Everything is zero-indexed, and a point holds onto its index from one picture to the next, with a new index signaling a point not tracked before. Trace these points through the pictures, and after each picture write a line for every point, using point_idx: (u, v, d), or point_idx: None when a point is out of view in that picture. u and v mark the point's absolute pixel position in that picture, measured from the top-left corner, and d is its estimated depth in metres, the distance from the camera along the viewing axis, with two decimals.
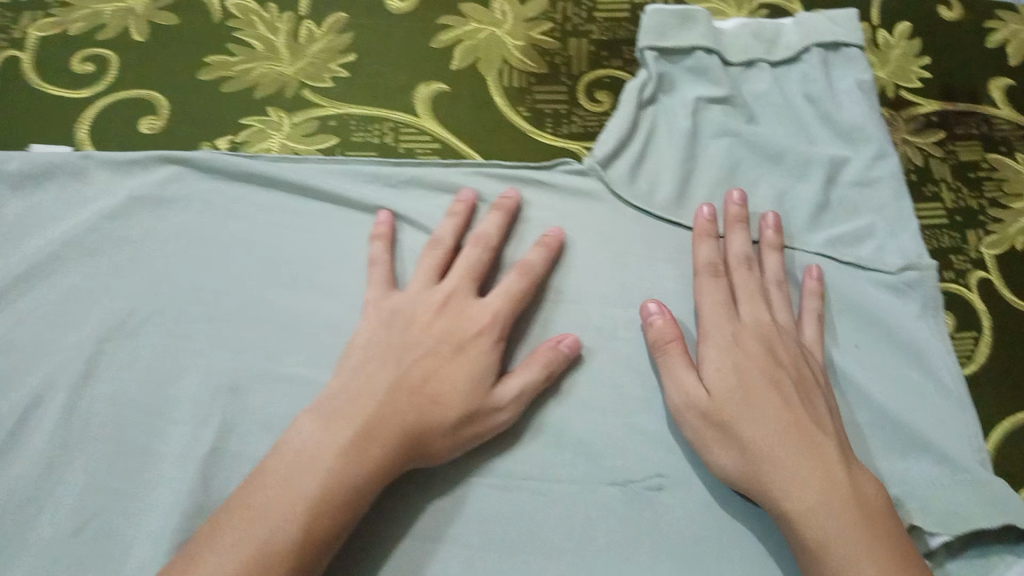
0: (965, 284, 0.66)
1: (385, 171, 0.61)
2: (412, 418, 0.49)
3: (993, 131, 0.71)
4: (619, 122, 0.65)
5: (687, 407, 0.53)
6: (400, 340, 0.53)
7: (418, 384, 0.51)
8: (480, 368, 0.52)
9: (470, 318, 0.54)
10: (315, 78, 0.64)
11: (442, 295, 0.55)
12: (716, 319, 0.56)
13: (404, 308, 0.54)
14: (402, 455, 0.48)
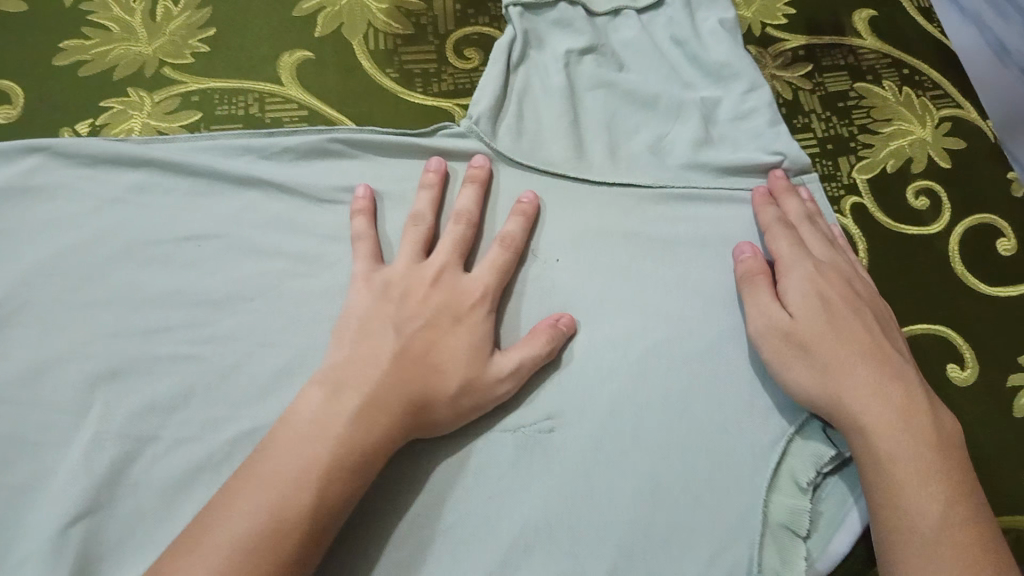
0: (839, 211, 0.68)
1: (257, 144, 0.59)
2: (414, 385, 0.49)
3: (858, 61, 0.74)
4: (494, 77, 0.65)
5: (768, 336, 0.55)
6: (397, 312, 0.52)
7: (425, 354, 0.51)
8: (483, 335, 0.53)
9: (466, 286, 0.54)
10: (175, 56, 0.64)
11: (434, 269, 0.55)
12: (792, 254, 0.58)
13: (397, 280, 0.54)
14: (411, 428, 0.49)
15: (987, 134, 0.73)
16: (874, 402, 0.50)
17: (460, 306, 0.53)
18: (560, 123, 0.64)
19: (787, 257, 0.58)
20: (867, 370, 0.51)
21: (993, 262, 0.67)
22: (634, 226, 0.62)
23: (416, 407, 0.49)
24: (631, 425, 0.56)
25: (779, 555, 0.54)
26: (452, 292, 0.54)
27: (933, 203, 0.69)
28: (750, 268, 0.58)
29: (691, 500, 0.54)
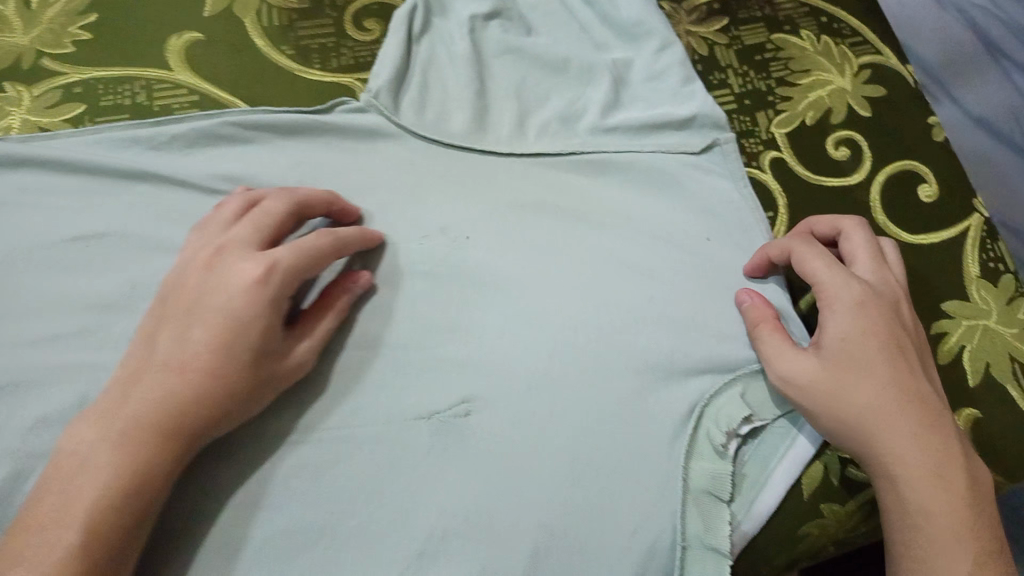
0: (759, 166, 0.66)
1: (144, 133, 0.58)
2: (176, 399, 0.44)
3: (775, 12, 0.73)
4: (395, 49, 0.63)
5: (793, 380, 0.51)
6: (167, 317, 0.48)
7: (190, 360, 0.45)
8: (259, 317, 0.47)
9: (237, 270, 0.48)
10: (55, 44, 0.61)
11: (217, 247, 0.49)
12: (833, 279, 0.52)
13: (180, 274, 0.49)
14: (190, 439, 0.45)
15: (907, 80, 0.72)
16: (909, 464, 0.47)
17: (229, 296, 0.47)
18: (466, 92, 0.63)
19: (823, 283, 0.53)
20: (905, 420, 0.48)
21: (913, 209, 0.66)
22: (546, 194, 0.60)
23: (182, 418, 0.44)
24: (551, 400, 0.53)
25: (702, 521, 0.53)
26: (223, 281, 0.47)
27: (853, 152, 0.68)
28: (756, 313, 0.56)
29: (614, 473, 0.52)
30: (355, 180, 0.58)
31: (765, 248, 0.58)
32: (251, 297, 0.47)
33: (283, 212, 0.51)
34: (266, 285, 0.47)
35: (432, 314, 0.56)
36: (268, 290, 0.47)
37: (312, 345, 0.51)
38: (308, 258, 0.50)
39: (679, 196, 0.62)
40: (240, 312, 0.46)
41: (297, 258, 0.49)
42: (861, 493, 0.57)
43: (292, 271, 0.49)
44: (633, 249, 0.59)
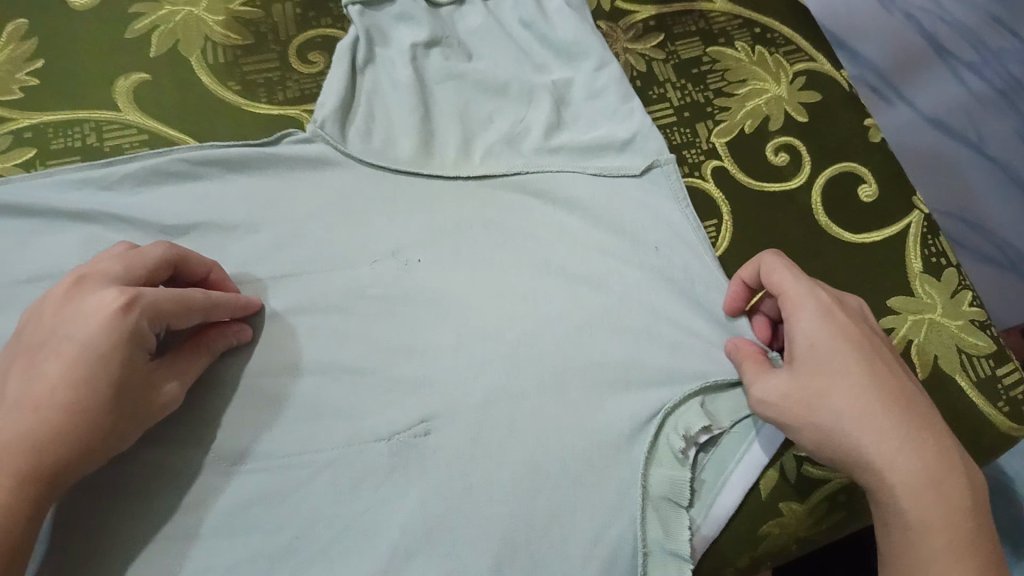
0: (701, 176, 0.68)
1: (94, 174, 0.58)
2: (33, 440, 0.43)
3: (710, 26, 0.75)
4: (338, 79, 0.64)
5: (772, 399, 0.51)
6: (23, 352, 0.46)
7: (43, 397, 0.44)
8: (116, 355, 0.45)
9: (94, 305, 0.45)
10: (3, 92, 0.62)
11: (75, 279, 0.47)
12: (797, 290, 0.53)
13: (38, 308, 0.47)
14: (46, 482, 0.43)
15: (841, 84, 0.74)
16: (892, 460, 0.47)
17: (86, 334, 0.44)
18: (410, 118, 0.64)
19: (788, 298, 0.53)
20: (884, 419, 0.48)
21: (855, 209, 0.68)
22: (493, 214, 0.62)
23: (42, 458, 0.43)
24: (507, 414, 0.54)
25: (662, 526, 0.54)
26: (79, 317, 0.45)
27: (794, 158, 0.70)
28: (744, 350, 0.55)
29: (572, 482, 0.53)
30: (305, 209, 0.60)
31: (739, 274, 0.58)
32: (109, 336, 0.44)
33: (160, 259, 0.49)
34: (126, 323, 0.45)
35: (386, 336, 0.56)
36: (128, 328, 0.45)
37: (182, 382, 0.49)
38: (177, 300, 0.47)
39: (626, 208, 0.64)
40: (95, 351, 0.44)
41: (164, 298, 0.46)
42: (818, 489, 0.58)
43: (155, 310, 0.46)
44: (582, 263, 0.61)
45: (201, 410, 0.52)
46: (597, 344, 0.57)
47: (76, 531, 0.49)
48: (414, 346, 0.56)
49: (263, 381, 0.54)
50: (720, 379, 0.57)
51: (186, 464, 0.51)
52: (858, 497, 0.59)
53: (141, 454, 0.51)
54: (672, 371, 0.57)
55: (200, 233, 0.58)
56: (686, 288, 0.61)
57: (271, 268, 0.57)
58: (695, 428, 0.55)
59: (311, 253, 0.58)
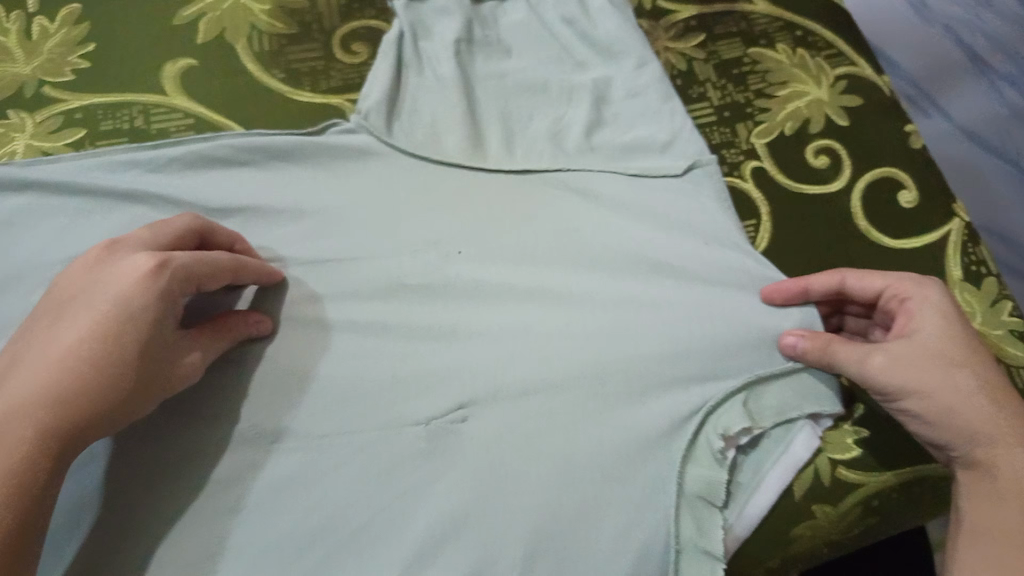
0: (740, 176, 0.68)
1: (141, 156, 0.59)
2: (58, 391, 0.42)
3: (751, 27, 0.75)
4: (384, 73, 0.65)
5: (899, 358, 0.53)
6: (48, 313, 0.45)
7: (70, 348, 0.43)
8: (147, 311, 0.44)
9: (127, 266, 0.45)
10: (55, 73, 0.64)
11: (103, 246, 0.47)
12: (912, 278, 0.57)
13: (65, 274, 0.47)
14: (66, 431, 0.42)
15: (882, 88, 0.74)
16: (1009, 436, 0.51)
17: (119, 290, 0.44)
18: (452, 111, 0.64)
19: (903, 284, 0.57)
20: (1008, 395, 0.52)
21: (894, 215, 0.68)
22: (534, 208, 0.62)
23: (64, 406, 0.42)
24: (543, 405, 0.54)
25: (695, 525, 0.54)
26: (113, 276, 0.45)
27: (834, 161, 0.70)
28: (813, 337, 0.56)
29: (606, 473, 0.53)
30: (348, 197, 0.60)
31: (806, 278, 0.59)
32: (143, 292, 0.44)
33: (185, 230, 0.49)
34: (158, 282, 0.45)
35: (425, 322, 0.57)
36: (159, 287, 0.45)
37: (204, 350, 0.49)
38: (203, 267, 0.48)
39: (669, 202, 0.63)
40: (126, 306, 0.44)
41: (189, 262, 0.47)
42: (852, 493, 0.58)
43: (184, 272, 0.47)
44: (621, 260, 0.61)
45: (242, 389, 0.53)
46: (635, 338, 0.57)
47: (120, 504, 0.49)
48: (452, 334, 0.57)
49: (303, 363, 0.55)
50: (760, 379, 0.57)
51: (230, 440, 0.52)
52: (892, 504, 0.58)
53: (182, 431, 0.52)
54: (709, 367, 0.57)
55: (246, 216, 0.59)
56: (723, 280, 0.60)
57: (315, 254, 0.58)
58: (734, 429, 0.55)
59: (354, 241, 0.59)
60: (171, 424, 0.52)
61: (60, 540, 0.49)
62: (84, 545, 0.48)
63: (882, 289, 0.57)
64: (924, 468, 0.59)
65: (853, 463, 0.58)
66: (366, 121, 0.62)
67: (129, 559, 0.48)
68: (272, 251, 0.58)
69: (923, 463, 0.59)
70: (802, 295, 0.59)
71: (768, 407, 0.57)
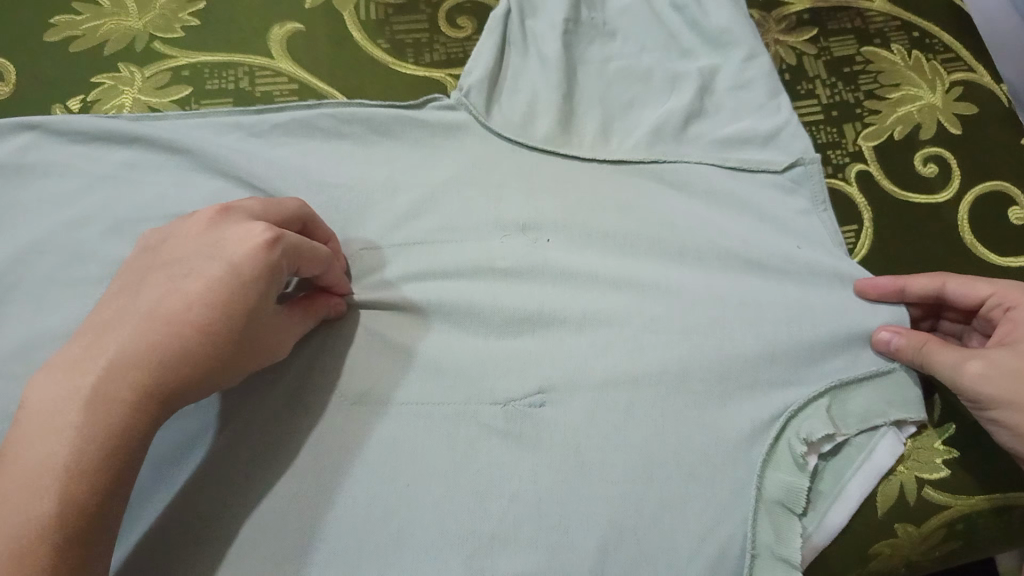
0: (844, 178, 0.66)
1: (247, 119, 0.60)
2: (157, 354, 0.41)
3: (866, 25, 0.73)
4: (488, 50, 0.64)
5: (991, 369, 0.51)
6: (156, 270, 0.44)
7: (176, 313, 0.42)
8: (255, 285, 0.43)
9: (241, 234, 0.44)
10: (166, 30, 0.64)
11: (217, 211, 0.46)
12: (1016, 288, 0.55)
13: (174, 233, 0.46)
14: (163, 401, 0.41)
15: (1000, 99, 0.70)
16: None
17: (231, 259, 0.43)
18: (554, 94, 0.63)
19: (1008, 292, 0.55)
20: None
21: (1002, 231, 0.65)
22: (631, 198, 0.60)
23: (167, 376, 0.41)
24: (627, 397, 0.53)
25: (774, 531, 0.52)
26: (226, 244, 0.44)
27: (942, 169, 0.67)
28: (913, 334, 0.55)
29: (687, 473, 0.52)
30: (442, 171, 0.59)
31: (903, 278, 0.57)
32: (253, 265, 0.43)
33: (299, 213, 0.48)
34: (271, 256, 0.43)
35: (513, 306, 0.56)
36: (270, 261, 0.43)
37: (293, 335, 0.48)
38: (308, 247, 0.47)
39: (771, 199, 0.61)
40: (235, 276, 0.42)
41: (302, 244, 0.46)
42: (937, 514, 0.56)
43: (295, 248, 0.45)
44: (715, 255, 0.59)
45: (329, 354, 0.54)
46: (726, 337, 0.56)
47: (204, 455, 0.50)
48: (537, 318, 0.56)
49: (390, 333, 0.55)
50: (852, 385, 0.56)
51: (313, 403, 0.52)
52: (979, 529, 0.56)
53: (268, 394, 0.52)
54: (798, 375, 0.56)
55: (339, 183, 0.58)
56: (819, 280, 0.59)
57: (404, 225, 0.58)
58: (817, 435, 0.53)
59: (445, 216, 0.58)
60: (261, 386, 0.52)
61: (149, 486, 0.50)
62: (172, 496, 0.50)
63: (987, 296, 0.55)
64: (1016, 496, 0.56)
65: (940, 484, 0.56)
66: (467, 97, 0.62)
67: (210, 511, 0.49)
68: (366, 219, 0.57)
69: (1013, 491, 0.56)
70: (896, 294, 0.57)
71: (858, 415, 0.55)
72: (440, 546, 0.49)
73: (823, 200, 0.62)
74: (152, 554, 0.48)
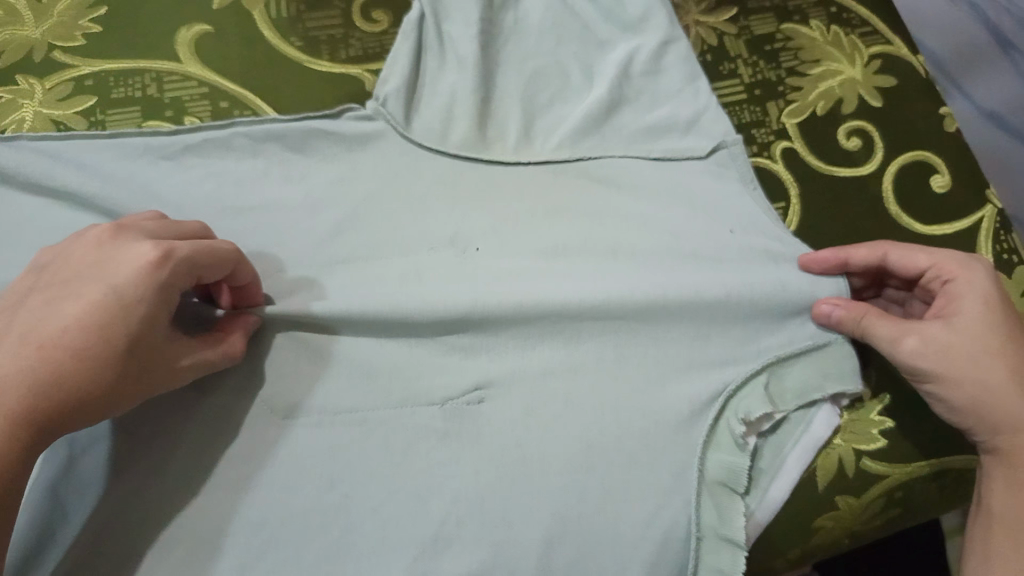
0: (769, 157, 0.66)
1: (157, 141, 0.57)
2: (31, 381, 0.39)
3: (785, 2, 0.73)
4: (404, 55, 0.62)
5: (928, 347, 0.52)
6: (38, 292, 0.43)
7: (53, 336, 0.41)
8: (141, 306, 0.42)
9: (129, 253, 0.42)
10: (65, 38, 0.62)
11: (106, 230, 0.44)
12: (956, 258, 0.55)
13: (60, 253, 0.44)
14: (41, 427, 0.40)
15: (918, 69, 0.71)
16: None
17: (116, 279, 0.42)
18: (473, 99, 0.61)
19: (947, 264, 0.55)
20: None
21: (927, 200, 0.65)
22: (559, 199, 0.59)
23: (43, 402, 0.40)
24: (563, 390, 0.53)
25: (717, 513, 0.51)
26: (113, 263, 0.42)
27: (866, 142, 0.67)
28: (852, 306, 0.55)
29: (626, 461, 0.52)
30: (364, 170, 0.58)
31: (846, 250, 0.57)
32: (138, 284, 0.41)
33: (201, 235, 0.48)
34: (159, 275, 0.42)
35: (440, 301, 0.53)
36: (159, 280, 0.42)
37: (195, 355, 0.46)
38: (208, 255, 0.45)
39: (698, 184, 0.61)
40: (119, 296, 0.41)
41: (199, 255, 0.44)
42: (876, 483, 0.56)
43: (189, 265, 0.43)
44: (646, 240, 0.58)
45: (254, 361, 0.52)
46: (660, 323, 0.55)
47: (128, 473, 0.48)
48: (472, 316, 0.53)
49: (322, 339, 0.53)
50: (789, 360, 0.56)
51: (243, 420, 0.50)
52: (918, 495, 0.57)
53: (196, 413, 0.50)
54: (732, 356, 0.56)
55: (257, 191, 0.57)
56: (751, 257, 0.58)
57: (327, 225, 0.56)
58: (756, 413, 0.53)
59: (369, 214, 0.57)
60: (184, 402, 0.50)
61: (70, 513, 0.48)
62: (93, 521, 0.47)
63: (927, 267, 0.55)
64: (951, 459, 0.57)
65: (878, 454, 0.57)
66: (384, 106, 0.59)
67: (140, 531, 0.47)
68: (289, 227, 0.56)
69: (949, 455, 0.57)
70: (840, 267, 0.57)
71: (800, 391, 0.55)
72: (382, 552, 0.48)
73: (751, 183, 0.62)
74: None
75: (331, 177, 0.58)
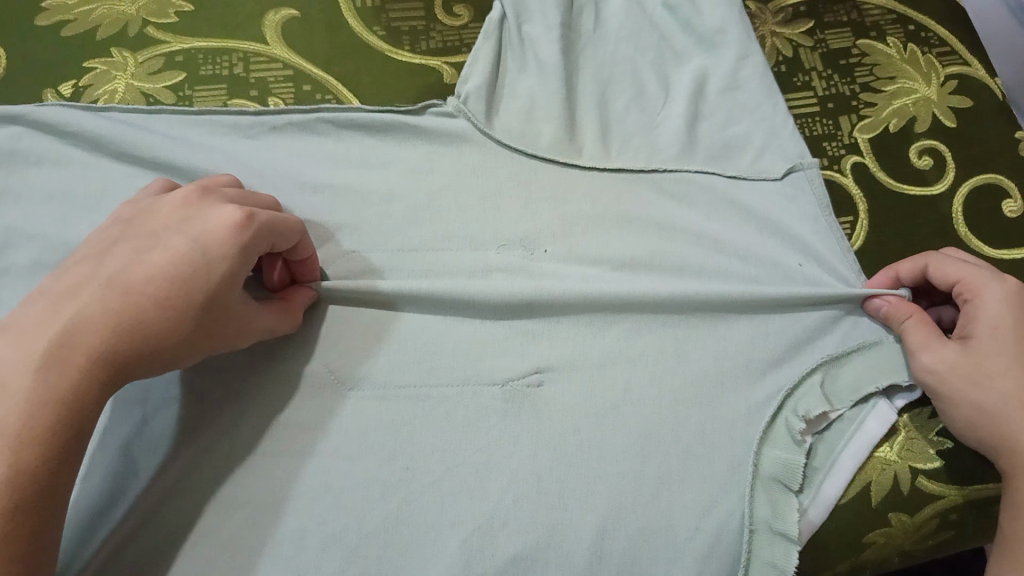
0: (839, 170, 0.66)
1: (244, 121, 0.58)
2: (114, 324, 0.41)
3: (862, 18, 0.73)
4: (486, 53, 0.64)
5: (936, 364, 0.51)
6: (126, 240, 0.44)
7: (138, 282, 0.42)
8: (222, 265, 0.43)
9: (214, 215, 0.45)
10: (158, 15, 0.64)
11: (192, 191, 0.46)
12: (982, 274, 0.53)
13: (146, 208, 0.46)
14: (122, 368, 0.41)
15: (995, 93, 0.70)
16: None
17: (200, 238, 0.44)
18: (552, 102, 0.62)
19: (974, 279, 0.53)
20: None
21: (996, 223, 0.65)
22: (627, 198, 0.60)
23: (128, 346, 0.41)
24: (623, 379, 0.53)
25: (771, 506, 0.51)
26: (198, 224, 0.44)
27: (937, 161, 0.67)
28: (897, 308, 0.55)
29: (683, 454, 0.52)
30: (437, 159, 0.59)
31: (895, 264, 0.57)
32: (222, 245, 0.44)
33: (274, 208, 0.50)
34: (240, 239, 0.44)
35: (508, 289, 0.55)
36: (240, 245, 0.44)
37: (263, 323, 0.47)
38: (284, 223, 0.47)
39: (776, 207, 0.61)
40: (203, 254, 0.43)
41: (276, 225, 0.46)
42: (930, 503, 0.54)
43: (267, 230, 0.46)
44: (711, 247, 0.59)
45: (323, 338, 0.53)
46: (719, 321, 0.56)
47: (196, 438, 0.49)
48: (537, 301, 0.55)
49: (388, 314, 0.55)
50: (845, 358, 0.56)
51: (309, 393, 0.51)
52: (973, 522, 0.55)
53: (264, 383, 0.51)
54: (790, 364, 0.56)
55: (334, 173, 0.58)
56: (826, 277, 0.58)
57: (401, 208, 0.57)
58: (816, 412, 0.53)
59: (441, 202, 0.58)
60: (258, 369, 0.52)
61: (139, 473, 0.49)
62: (161, 480, 0.48)
63: (955, 282, 0.54)
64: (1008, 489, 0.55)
65: (935, 474, 0.55)
66: (464, 103, 0.61)
67: (206, 490, 0.48)
68: (363, 210, 0.57)
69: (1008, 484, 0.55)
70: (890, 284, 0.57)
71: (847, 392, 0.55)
72: (439, 522, 0.49)
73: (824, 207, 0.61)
74: (140, 540, 0.47)
75: (405, 168, 0.59)
